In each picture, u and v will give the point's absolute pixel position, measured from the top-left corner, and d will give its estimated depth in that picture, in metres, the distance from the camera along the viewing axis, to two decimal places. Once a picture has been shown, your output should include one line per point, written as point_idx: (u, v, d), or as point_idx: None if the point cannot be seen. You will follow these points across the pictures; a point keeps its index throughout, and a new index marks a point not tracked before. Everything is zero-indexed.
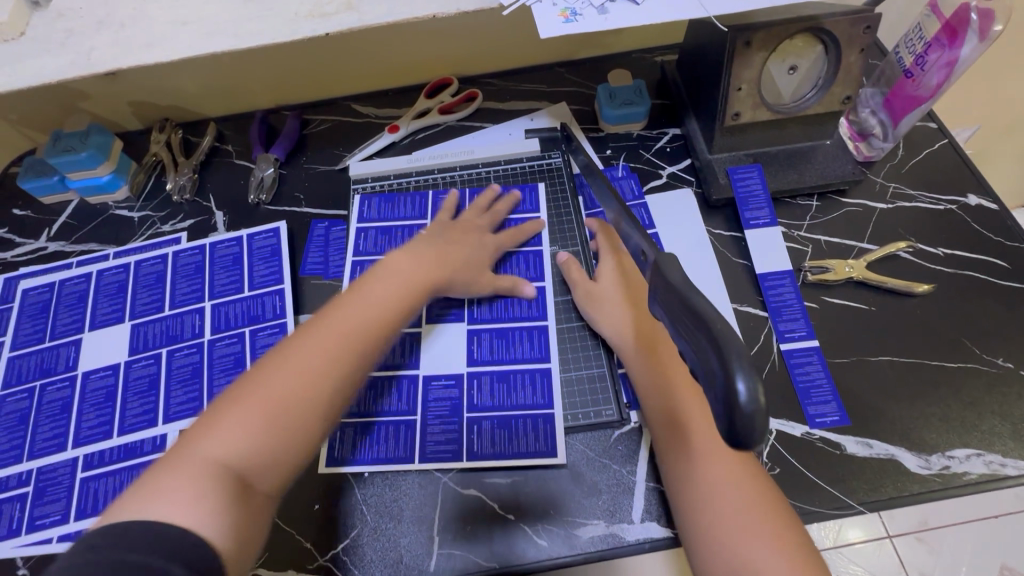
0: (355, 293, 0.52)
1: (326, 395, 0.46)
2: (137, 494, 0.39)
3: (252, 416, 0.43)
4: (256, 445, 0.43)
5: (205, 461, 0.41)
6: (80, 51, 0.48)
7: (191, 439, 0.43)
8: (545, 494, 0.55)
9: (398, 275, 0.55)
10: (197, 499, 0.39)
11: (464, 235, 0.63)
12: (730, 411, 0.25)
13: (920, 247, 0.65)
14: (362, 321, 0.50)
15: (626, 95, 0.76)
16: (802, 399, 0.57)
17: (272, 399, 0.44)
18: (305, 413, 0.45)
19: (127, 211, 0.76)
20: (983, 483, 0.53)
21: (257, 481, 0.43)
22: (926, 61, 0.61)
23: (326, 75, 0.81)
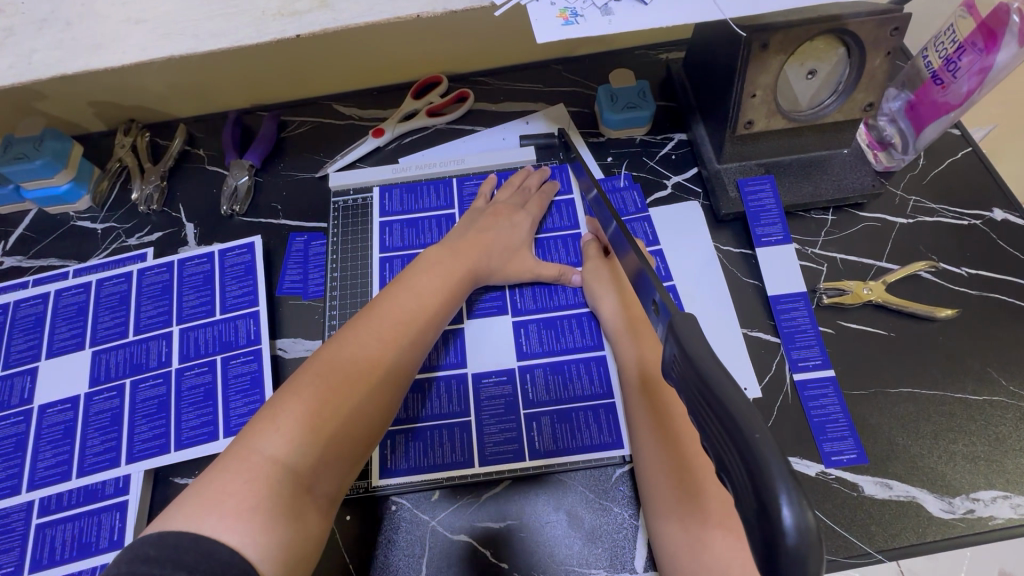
0: (403, 290, 0.52)
1: (387, 392, 0.46)
2: (195, 502, 0.37)
3: (316, 413, 0.42)
4: (322, 436, 0.42)
5: (270, 462, 0.39)
6: (20, 53, 0.40)
7: (245, 439, 0.40)
8: (542, 540, 0.51)
9: (443, 274, 0.55)
10: (258, 511, 0.37)
11: (502, 230, 0.61)
12: (773, 542, 0.22)
13: (943, 266, 0.61)
14: (417, 316, 0.51)
15: (628, 97, 0.70)
16: (817, 435, 0.53)
17: (335, 394, 0.43)
18: (371, 408, 0.45)
19: (89, 223, 0.70)
20: (1010, 528, 0.50)
21: (317, 485, 0.42)
22: (957, 66, 0.56)
23: (304, 74, 0.75)
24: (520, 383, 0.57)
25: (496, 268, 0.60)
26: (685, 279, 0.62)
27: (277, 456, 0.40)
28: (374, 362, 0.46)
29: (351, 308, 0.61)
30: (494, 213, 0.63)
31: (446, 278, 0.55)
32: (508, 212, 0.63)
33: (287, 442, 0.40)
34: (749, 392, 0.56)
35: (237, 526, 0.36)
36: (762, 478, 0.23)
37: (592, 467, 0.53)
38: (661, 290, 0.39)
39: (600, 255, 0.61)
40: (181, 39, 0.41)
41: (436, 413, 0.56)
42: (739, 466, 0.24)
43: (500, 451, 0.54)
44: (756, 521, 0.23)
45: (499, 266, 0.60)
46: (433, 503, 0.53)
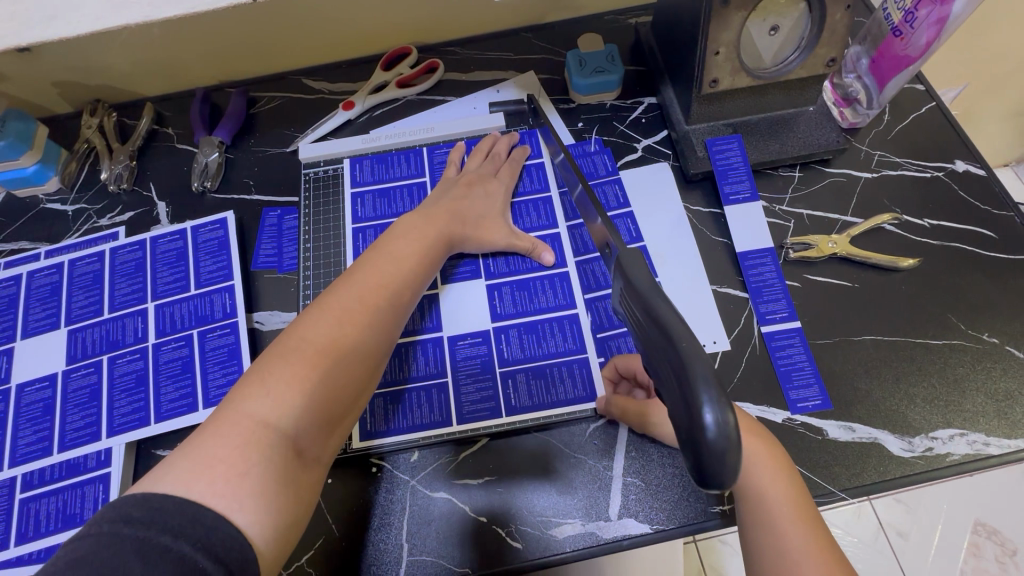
0: (382, 256, 0.53)
1: (370, 356, 0.47)
2: (184, 466, 0.37)
3: (305, 377, 0.42)
4: (310, 398, 0.42)
5: (261, 425, 0.40)
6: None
7: (233, 403, 0.41)
8: (520, 494, 0.53)
9: (418, 238, 0.55)
10: (248, 476, 0.37)
11: (475, 198, 0.61)
12: (699, 441, 0.27)
13: (906, 219, 0.63)
14: (398, 281, 0.51)
15: (597, 62, 0.70)
16: (784, 384, 0.55)
17: (322, 359, 0.43)
18: (355, 372, 0.46)
19: (59, 205, 0.69)
20: (967, 463, 0.52)
21: (305, 447, 0.42)
22: (915, 18, 0.56)
23: (271, 48, 0.74)
24: (495, 345, 0.58)
25: (469, 232, 0.59)
26: (655, 239, 0.63)
27: (268, 417, 0.40)
28: (358, 327, 0.46)
29: (325, 278, 0.62)
30: (467, 181, 0.63)
31: (422, 243, 0.55)
32: (480, 179, 0.63)
33: (278, 403, 0.41)
34: (717, 345, 0.57)
35: (222, 491, 0.36)
36: (691, 388, 0.28)
37: (567, 423, 0.55)
38: (621, 245, 0.40)
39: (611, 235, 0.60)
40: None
41: (416, 376, 0.56)
42: (676, 382, 0.29)
43: (476, 410, 0.55)
44: (687, 429, 0.28)
45: (472, 233, 0.60)
46: (412, 464, 0.54)
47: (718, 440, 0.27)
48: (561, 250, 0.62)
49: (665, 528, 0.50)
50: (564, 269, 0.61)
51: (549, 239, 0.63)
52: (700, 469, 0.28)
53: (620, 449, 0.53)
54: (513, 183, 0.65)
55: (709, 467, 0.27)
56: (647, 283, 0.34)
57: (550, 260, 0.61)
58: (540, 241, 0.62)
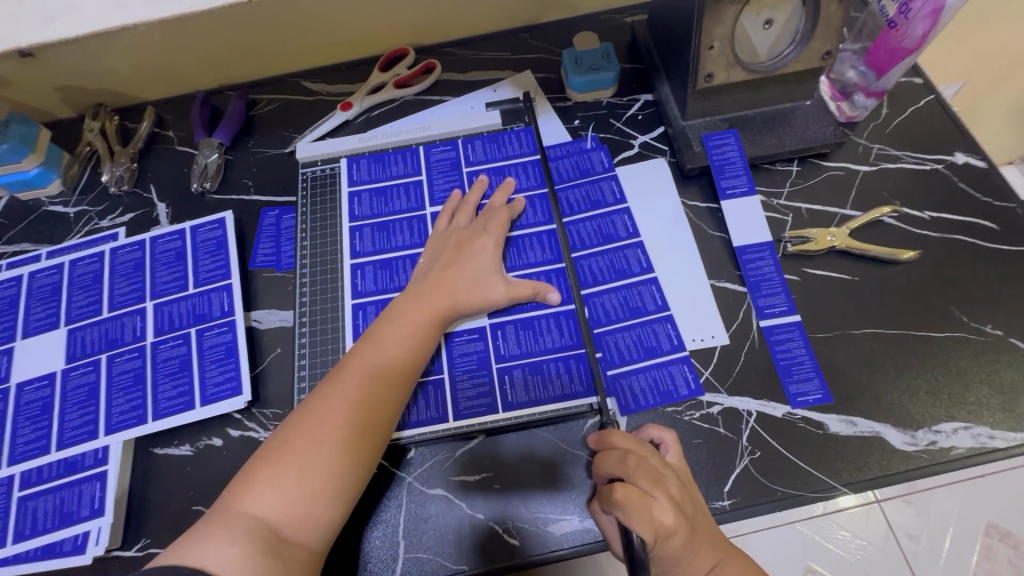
0: (374, 342, 0.51)
1: (360, 448, 0.45)
2: (185, 541, 0.40)
3: (288, 479, 0.43)
4: (293, 491, 0.42)
5: (246, 516, 0.41)
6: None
7: (231, 496, 0.43)
8: (518, 491, 0.52)
9: (408, 320, 0.52)
10: (236, 546, 0.39)
11: (463, 261, 0.57)
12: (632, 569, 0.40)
13: (905, 211, 0.62)
14: (386, 369, 0.49)
15: (593, 59, 0.70)
16: (783, 378, 0.55)
17: (304, 460, 0.43)
18: (343, 472, 0.44)
19: (61, 208, 0.70)
20: (971, 457, 0.51)
21: (296, 534, 0.42)
22: (910, 9, 0.56)
23: (269, 51, 0.74)
24: (492, 341, 0.57)
25: (469, 298, 0.55)
26: (652, 235, 0.63)
27: (262, 516, 0.41)
28: (342, 421, 0.45)
29: (322, 278, 0.62)
30: (456, 241, 0.59)
31: (414, 324, 0.52)
32: (470, 236, 0.59)
33: (264, 503, 0.42)
34: (716, 339, 0.57)
35: (214, 556, 0.39)
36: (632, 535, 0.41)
37: (565, 418, 0.54)
38: None
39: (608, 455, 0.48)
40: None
41: None
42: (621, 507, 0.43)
43: (473, 404, 0.54)
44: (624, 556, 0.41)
45: (469, 299, 0.55)
46: (408, 461, 0.54)
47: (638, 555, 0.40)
48: (556, 241, 0.61)
49: None
50: (560, 264, 0.60)
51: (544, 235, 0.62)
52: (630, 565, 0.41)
53: None
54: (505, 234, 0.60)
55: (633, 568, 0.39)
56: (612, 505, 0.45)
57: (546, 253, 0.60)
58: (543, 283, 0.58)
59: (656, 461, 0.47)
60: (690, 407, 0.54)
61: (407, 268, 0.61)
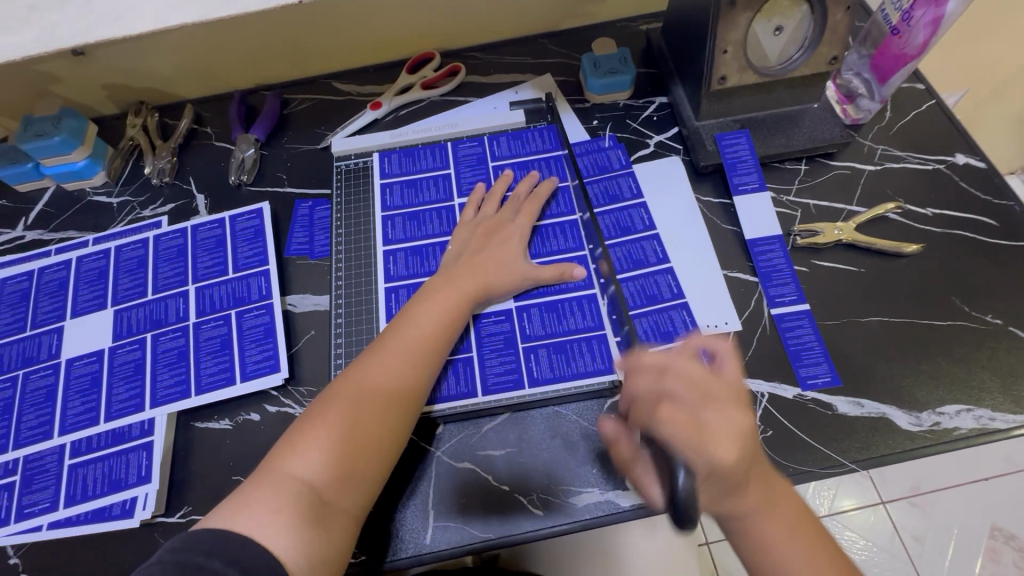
0: (407, 320, 0.54)
1: (396, 417, 0.49)
2: (230, 507, 0.43)
3: (329, 444, 0.46)
4: (333, 456, 0.45)
5: (291, 479, 0.44)
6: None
7: (276, 461, 0.45)
8: (541, 466, 0.55)
9: (439, 303, 0.56)
10: (283, 511, 0.42)
11: (492, 248, 0.61)
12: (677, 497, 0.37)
13: (909, 208, 0.65)
14: (419, 346, 0.53)
15: (611, 63, 0.74)
16: (793, 362, 0.57)
17: (344, 427, 0.47)
18: (380, 437, 0.48)
19: (105, 198, 0.74)
20: (974, 437, 0.53)
21: (337, 498, 0.45)
22: (912, 18, 0.60)
23: (304, 53, 0.79)
24: (518, 322, 0.60)
25: (498, 280, 0.59)
26: (668, 228, 0.66)
27: (305, 479, 0.44)
28: (380, 391, 0.49)
29: (355, 265, 0.65)
30: (485, 230, 0.63)
31: (445, 305, 0.56)
32: (499, 226, 0.63)
33: (308, 466, 0.45)
34: (729, 325, 0.60)
35: (264, 521, 0.41)
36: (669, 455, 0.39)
37: (586, 398, 0.57)
38: None
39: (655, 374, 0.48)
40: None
41: None
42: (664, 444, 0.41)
43: (500, 380, 0.57)
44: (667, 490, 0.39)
45: (498, 280, 0.59)
46: (437, 436, 0.57)
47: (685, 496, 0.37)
48: (578, 230, 0.65)
49: None
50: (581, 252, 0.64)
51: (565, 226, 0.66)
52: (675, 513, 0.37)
53: None
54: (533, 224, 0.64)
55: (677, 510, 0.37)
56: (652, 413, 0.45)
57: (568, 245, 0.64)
58: (568, 265, 0.62)
59: (702, 376, 0.46)
60: None
61: (436, 255, 0.65)
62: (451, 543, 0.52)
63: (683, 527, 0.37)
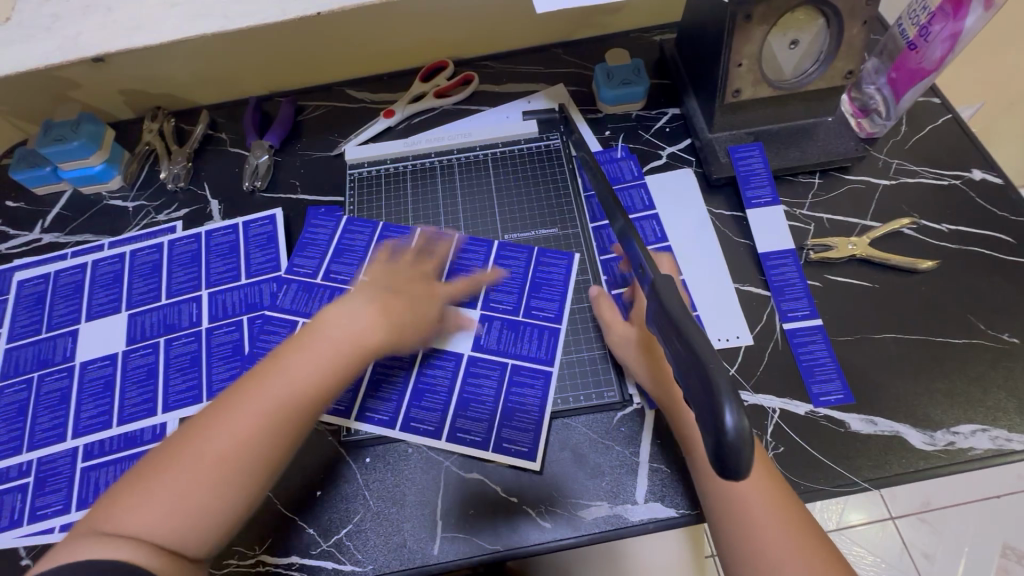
0: (286, 356, 0.46)
1: (252, 468, 0.43)
2: (76, 543, 0.39)
3: (166, 500, 0.40)
4: (167, 513, 0.40)
5: (114, 533, 0.39)
6: (67, 36, 0.41)
7: (111, 506, 0.40)
8: (549, 478, 0.55)
9: (327, 334, 0.47)
10: (128, 549, 0.38)
11: (404, 283, 0.55)
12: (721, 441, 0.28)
13: (924, 223, 0.65)
14: (301, 393, 0.45)
15: (624, 74, 0.74)
16: (806, 378, 0.57)
17: (184, 484, 0.41)
18: (227, 493, 0.42)
19: (121, 202, 0.75)
20: (989, 458, 0.53)
21: (179, 548, 0.40)
22: (930, 32, 0.59)
23: (318, 61, 0.79)
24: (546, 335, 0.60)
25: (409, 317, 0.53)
26: (679, 240, 0.66)
27: (135, 531, 0.39)
28: (237, 444, 0.43)
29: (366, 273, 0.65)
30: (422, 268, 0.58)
31: (331, 340, 0.47)
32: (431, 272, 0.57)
33: (138, 520, 0.40)
34: (740, 339, 0.60)
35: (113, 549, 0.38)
36: (715, 391, 0.28)
37: (595, 411, 0.57)
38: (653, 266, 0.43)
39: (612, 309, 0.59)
40: (211, 19, 0.42)
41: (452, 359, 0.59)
42: (703, 398, 0.29)
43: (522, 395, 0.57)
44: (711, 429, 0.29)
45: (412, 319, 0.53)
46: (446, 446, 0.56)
47: (736, 441, 0.27)
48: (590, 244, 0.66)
49: (689, 514, 0.52)
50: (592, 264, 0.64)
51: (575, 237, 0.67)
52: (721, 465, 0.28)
53: (646, 436, 0.55)
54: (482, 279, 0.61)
55: (731, 468, 0.28)
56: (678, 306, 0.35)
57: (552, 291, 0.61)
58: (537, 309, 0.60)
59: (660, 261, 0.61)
60: None
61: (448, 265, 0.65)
62: (459, 555, 0.52)
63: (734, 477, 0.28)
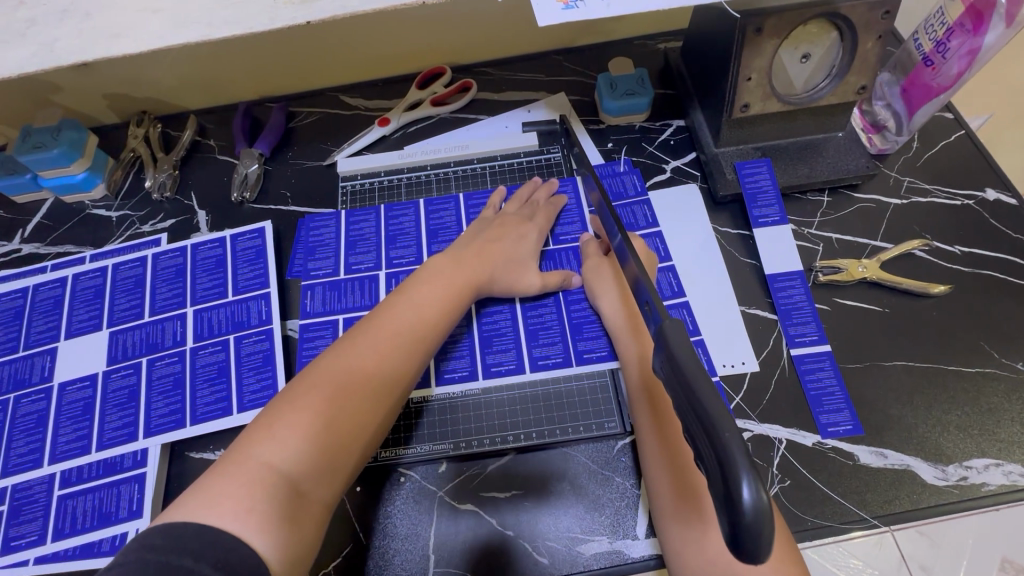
0: (403, 302, 0.52)
1: (380, 404, 0.47)
2: (193, 502, 0.38)
3: (308, 429, 0.43)
4: (312, 443, 0.42)
5: (263, 466, 0.40)
6: (43, 43, 0.38)
7: (247, 444, 0.42)
8: (546, 511, 0.52)
9: (442, 285, 0.55)
10: (255, 510, 0.38)
11: (509, 239, 0.61)
12: (736, 518, 0.27)
13: (936, 245, 0.63)
14: (418, 325, 0.51)
15: (628, 84, 0.72)
16: (813, 408, 0.55)
17: (326, 410, 0.44)
18: (371, 409, 0.46)
19: (104, 211, 0.72)
20: (1001, 494, 0.51)
21: (312, 490, 0.42)
22: (947, 48, 0.57)
23: (311, 66, 0.76)
24: (565, 308, 0.61)
25: (499, 276, 0.59)
26: (684, 259, 0.63)
27: (277, 463, 0.41)
28: (373, 365, 0.47)
29: (358, 289, 0.63)
30: (501, 223, 0.63)
31: (448, 289, 0.55)
32: (517, 222, 0.63)
33: (282, 453, 0.41)
34: (746, 365, 0.57)
35: (234, 516, 0.37)
36: (728, 464, 0.28)
37: (595, 441, 0.55)
38: (655, 297, 0.42)
39: (601, 254, 0.62)
40: (194, 27, 0.39)
41: (450, 375, 0.58)
42: (718, 471, 0.28)
43: (547, 358, 0.59)
44: (723, 500, 0.28)
45: (503, 276, 0.59)
46: (439, 475, 0.54)
47: (752, 517, 0.27)
48: None
49: None
50: None
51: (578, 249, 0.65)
52: (736, 542, 0.28)
53: None
54: (550, 227, 0.65)
55: (744, 544, 0.27)
56: (685, 350, 0.34)
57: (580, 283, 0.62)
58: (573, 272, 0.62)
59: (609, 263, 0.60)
60: None
61: None
62: None
63: (750, 559, 0.27)
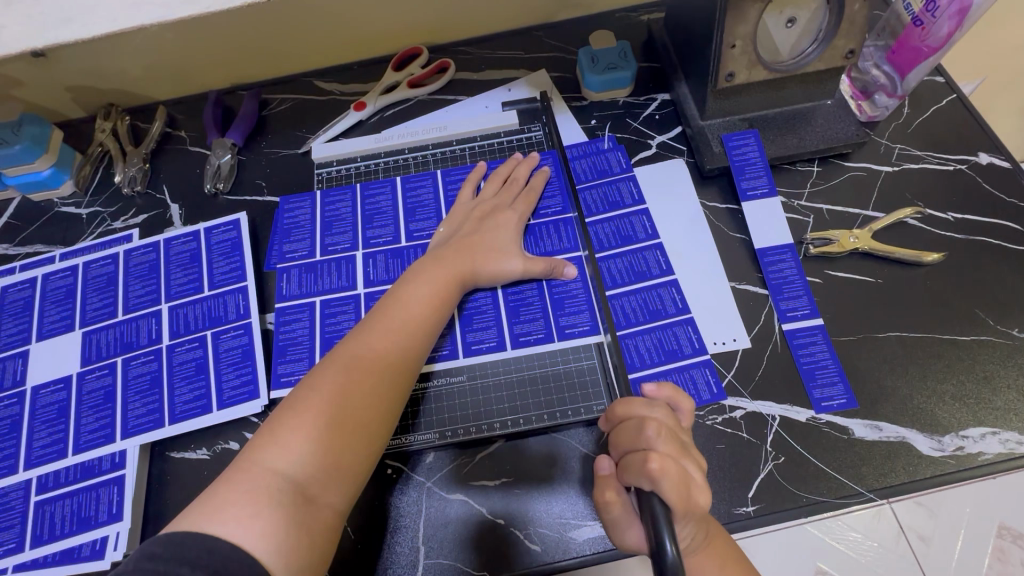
0: (395, 301, 0.51)
1: (383, 398, 0.45)
2: (200, 509, 0.38)
3: (310, 432, 0.42)
4: (316, 444, 0.41)
5: (269, 472, 0.40)
6: None
7: (254, 452, 0.41)
8: (537, 498, 0.51)
9: (428, 281, 0.53)
10: (258, 517, 0.38)
11: (487, 228, 0.59)
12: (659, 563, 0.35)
13: (929, 212, 0.61)
14: (414, 321, 0.50)
15: (610, 58, 0.70)
16: (807, 382, 0.54)
17: (326, 408, 0.43)
18: (376, 407, 0.45)
19: (73, 209, 0.69)
20: (1000, 463, 0.50)
21: (321, 495, 0.41)
22: (936, 8, 0.55)
23: (283, 50, 0.74)
24: (546, 284, 0.60)
25: (485, 265, 0.57)
26: (672, 237, 0.62)
27: (282, 470, 0.40)
28: (371, 361, 0.46)
29: (337, 277, 0.61)
30: (480, 212, 0.61)
31: (439, 283, 0.54)
32: (494, 210, 0.61)
33: (287, 460, 0.40)
34: (737, 343, 0.56)
35: (237, 524, 0.37)
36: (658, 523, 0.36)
37: (585, 424, 0.54)
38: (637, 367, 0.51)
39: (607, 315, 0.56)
40: None
41: (442, 355, 0.57)
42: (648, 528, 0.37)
43: (528, 334, 0.58)
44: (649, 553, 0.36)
45: (490, 266, 0.57)
46: (426, 466, 0.53)
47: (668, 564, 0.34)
48: (572, 229, 0.62)
49: None
50: (577, 252, 0.61)
51: (561, 224, 0.63)
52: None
53: None
54: (530, 209, 0.63)
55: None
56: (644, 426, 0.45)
57: (571, 274, 0.59)
58: (558, 258, 0.60)
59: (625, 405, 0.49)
60: (712, 411, 0.53)
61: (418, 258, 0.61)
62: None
63: None
